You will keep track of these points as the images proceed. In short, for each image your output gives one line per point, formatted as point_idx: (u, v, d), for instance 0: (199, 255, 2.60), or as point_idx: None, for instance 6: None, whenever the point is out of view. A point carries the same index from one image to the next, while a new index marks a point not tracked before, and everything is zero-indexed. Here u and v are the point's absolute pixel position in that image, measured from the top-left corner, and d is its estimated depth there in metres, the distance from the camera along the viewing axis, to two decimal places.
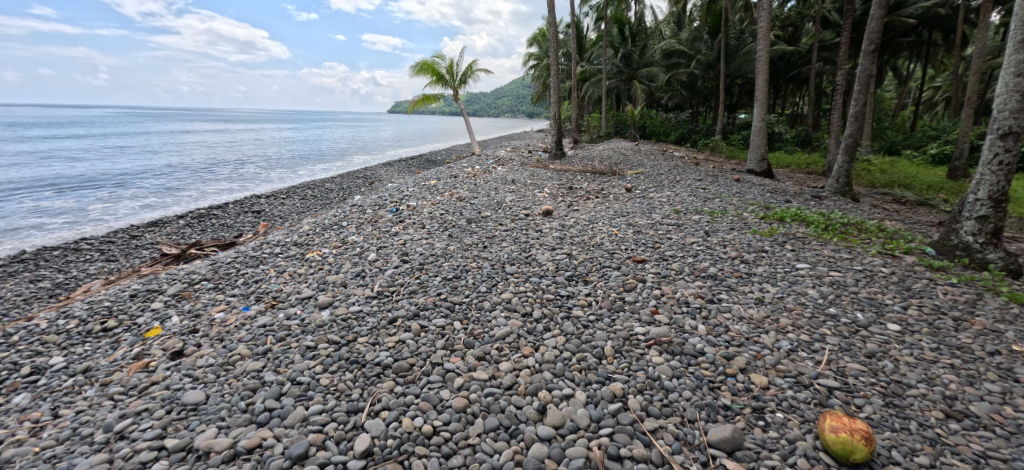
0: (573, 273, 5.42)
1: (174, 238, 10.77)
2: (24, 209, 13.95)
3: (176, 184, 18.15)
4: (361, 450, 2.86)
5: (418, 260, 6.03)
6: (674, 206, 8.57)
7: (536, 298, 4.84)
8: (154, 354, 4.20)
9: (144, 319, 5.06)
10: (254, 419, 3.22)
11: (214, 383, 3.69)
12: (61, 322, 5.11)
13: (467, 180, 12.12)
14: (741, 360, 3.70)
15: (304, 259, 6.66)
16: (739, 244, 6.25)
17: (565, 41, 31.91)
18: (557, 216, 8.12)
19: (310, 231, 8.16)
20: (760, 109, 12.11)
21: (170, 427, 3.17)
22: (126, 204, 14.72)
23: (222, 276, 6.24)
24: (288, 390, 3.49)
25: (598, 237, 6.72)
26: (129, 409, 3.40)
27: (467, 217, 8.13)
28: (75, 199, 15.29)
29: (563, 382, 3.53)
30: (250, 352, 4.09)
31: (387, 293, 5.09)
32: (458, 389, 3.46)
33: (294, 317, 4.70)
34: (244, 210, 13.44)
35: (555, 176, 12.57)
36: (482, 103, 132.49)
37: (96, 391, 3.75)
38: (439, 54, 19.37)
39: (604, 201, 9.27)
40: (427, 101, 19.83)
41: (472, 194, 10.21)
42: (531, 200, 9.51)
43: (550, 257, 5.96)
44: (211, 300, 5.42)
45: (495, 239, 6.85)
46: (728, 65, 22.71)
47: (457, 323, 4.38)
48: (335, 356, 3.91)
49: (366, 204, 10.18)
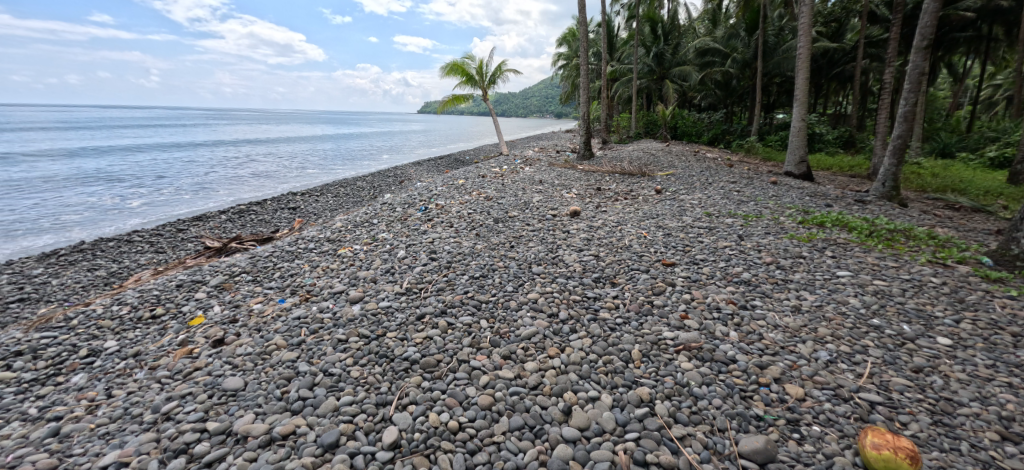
0: (600, 275, 5.37)
1: (216, 233, 11.32)
2: (78, 203, 14.90)
3: (217, 182, 19.07)
4: (389, 442, 2.92)
5: (446, 257, 6.13)
6: (706, 208, 8.34)
7: (562, 299, 4.82)
8: (198, 341, 4.44)
9: (189, 308, 5.35)
10: (288, 407, 3.33)
11: (252, 371, 3.85)
12: (115, 309, 5.45)
13: (495, 180, 12.22)
14: (775, 369, 3.58)
15: (336, 254, 6.87)
16: (775, 249, 6.03)
17: (596, 40, 31.51)
18: (585, 217, 8.06)
19: (343, 227, 8.43)
20: (800, 109, 11.61)
21: (211, 411, 3.33)
22: (173, 200, 15.58)
23: (260, 269, 6.51)
24: (321, 381, 3.60)
25: (627, 239, 6.62)
26: (175, 392, 3.60)
27: (494, 217, 8.19)
28: (130, 195, 16.34)
29: (589, 384, 3.51)
30: (285, 342, 4.26)
31: (416, 289, 5.19)
32: (483, 387, 3.49)
33: (327, 310, 4.86)
34: (281, 206, 14.02)
35: (583, 177, 12.49)
36: (512, 104, 132.97)
37: (146, 374, 3.98)
38: (468, 54, 19.55)
39: (633, 203, 9.15)
40: (456, 101, 19.99)
41: (499, 193, 10.30)
42: (559, 201, 9.48)
43: (577, 258, 5.91)
44: (250, 292, 5.67)
45: (522, 239, 6.86)
46: (767, 63, 21.84)
47: (484, 322, 4.42)
48: (365, 350, 4.02)
49: (397, 202, 10.42)
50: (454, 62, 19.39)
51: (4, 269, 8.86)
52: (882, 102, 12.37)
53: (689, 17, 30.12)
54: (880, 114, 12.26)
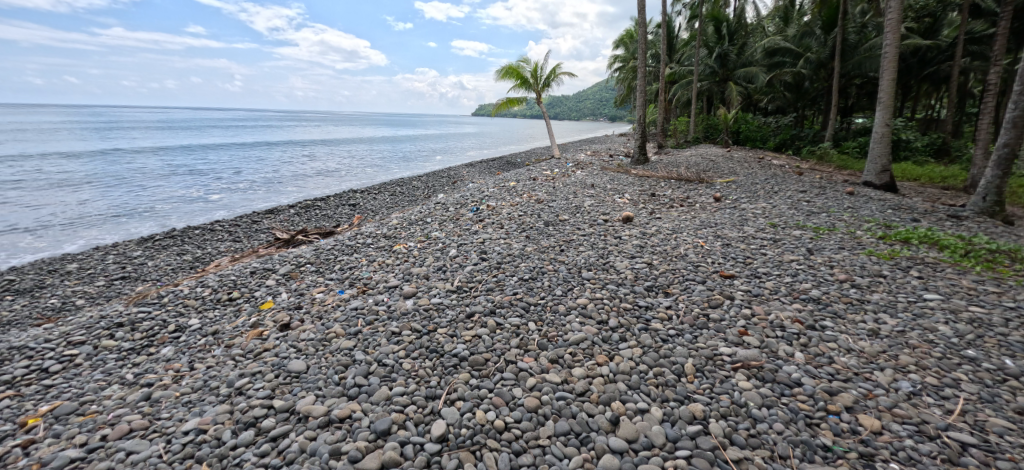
0: (653, 284, 5.20)
1: (285, 225, 12.19)
2: (171, 195, 16.63)
3: (288, 179, 20.54)
4: (437, 435, 3.00)
5: (496, 258, 6.20)
6: (770, 219, 7.85)
7: (612, 306, 4.72)
8: (267, 324, 4.80)
9: (261, 293, 5.80)
10: (346, 392, 3.51)
11: (314, 355, 4.10)
12: (199, 290, 6.02)
13: (546, 182, 12.23)
14: (846, 397, 3.29)
15: (392, 250, 7.17)
16: (850, 265, 5.54)
17: (655, 42, 30.62)
18: (637, 224, 7.85)
19: (399, 225, 8.78)
20: (883, 114, 10.62)
21: (278, 390, 3.59)
22: (249, 194, 16.97)
23: (323, 261, 6.94)
24: (375, 370, 3.77)
25: (682, 248, 6.37)
26: (247, 369, 3.90)
27: (545, 219, 8.18)
28: (213, 189, 17.99)
29: (638, 395, 3.41)
30: (344, 331, 4.49)
31: (466, 288, 5.30)
32: (530, 388, 3.49)
33: (382, 303, 5.09)
34: (342, 203, 14.85)
35: (637, 182, 12.19)
36: (566, 108, 132.36)
37: (223, 350, 4.36)
38: (524, 57, 19.69)
39: (689, 210, 8.79)
40: (510, 103, 20.18)
41: (550, 196, 10.28)
42: (611, 205, 9.30)
43: (629, 265, 5.77)
44: (314, 282, 6.06)
45: (572, 243, 6.80)
46: (845, 63, 20.17)
47: (532, 324, 4.42)
48: (416, 343, 4.15)
49: (450, 202, 10.70)
50: (510, 65, 19.62)
51: (110, 250, 10.06)
52: (984, 105, 11.02)
53: (758, 15, 28.49)
54: (981, 119, 10.93)
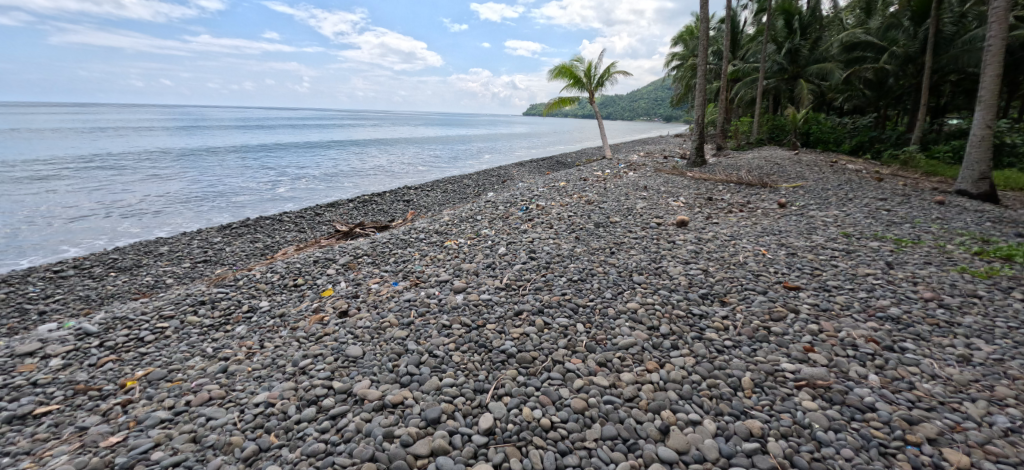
0: (709, 292, 4.98)
1: (344, 218, 12.87)
2: (245, 188, 18.06)
3: (348, 175, 21.65)
4: (484, 428, 3.05)
5: (545, 258, 6.19)
6: (844, 228, 7.25)
7: (664, 312, 4.57)
8: (328, 310, 5.10)
9: (322, 281, 6.17)
10: (398, 379, 3.66)
11: (369, 342, 4.31)
12: (268, 275, 6.51)
13: (597, 184, 12.04)
14: (930, 428, 2.98)
15: (443, 246, 7.36)
16: (938, 283, 5.00)
17: (717, 38, 29.17)
18: (693, 228, 7.54)
19: (450, 221, 9.00)
20: (984, 114, 9.50)
21: (337, 372, 3.80)
22: (314, 188, 18.07)
23: (379, 253, 7.26)
24: (426, 360, 3.90)
25: (742, 255, 6.04)
26: (310, 351, 4.17)
27: (595, 221, 8.06)
28: (282, 183, 19.33)
29: (690, 406, 3.28)
30: (397, 321, 4.68)
31: (514, 286, 5.33)
32: (577, 390, 3.46)
33: (433, 296, 5.24)
34: (397, 199, 15.44)
35: (693, 185, 11.70)
36: (620, 107, 129.47)
37: (289, 332, 4.69)
38: (578, 56, 19.46)
39: (750, 216, 8.32)
40: (562, 103, 20.04)
41: (601, 197, 10.11)
42: (664, 209, 9.00)
43: (683, 271, 5.55)
44: (370, 273, 6.36)
45: (623, 245, 6.66)
46: (938, 58, 18.17)
47: (580, 325, 4.38)
48: (466, 337, 4.24)
49: (500, 200, 10.81)
50: (563, 65, 19.47)
51: (195, 236, 11.11)
52: None
53: (836, 7, 26.38)
54: None
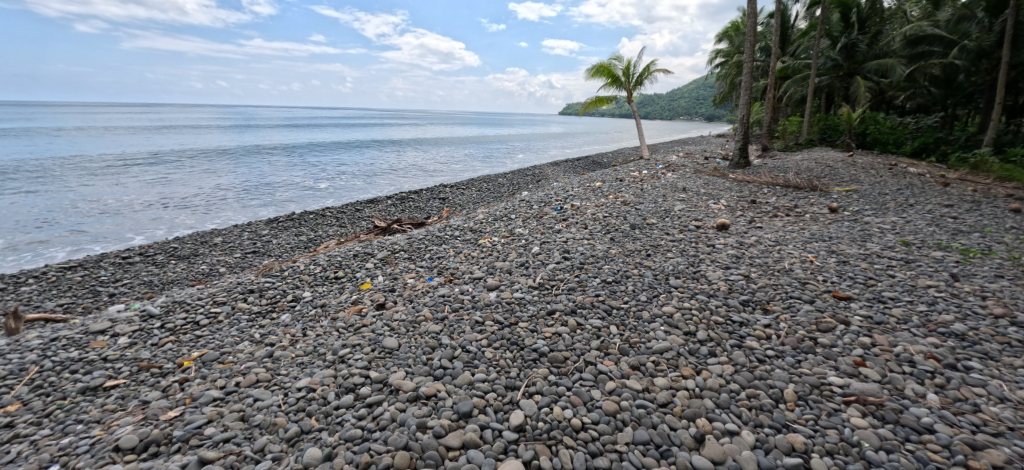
0: (750, 299, 4.79)
1: (383, 215, 13.26)
2: (291, 184, 18.94)
3: (387, 173, 22.27)
4: (515, 424, 3.07)
5: (578, 258, 6.14)
6: (902, 236, 6.76)
7: (702, 318, 4.43)
8: (366, 303, 5.28)
9: (361, 274, 6.39)
10: (432, 372, 3.74)
11: (405, 335, 4.42)
12: (311, 267, 6.82)
13: (633, 184, 11.82)
14: (997, 455, 2.73)
15: (477, 243, 7.44)
16: (1011, 298, 4.58)
17: (766, 33, 27.89)
18: (734, 232, 7.26)
19: (485, 220, 9.09)
20: None
21: (374, 362, 3.94)
22: (354, 185, 18.71)
23: (415, 249, 7.43)
24: (459, 355, 3.96)
25: (787, 262, 5.77)
26: (349, 341, 4.33)
27: (631, 222, 7.91)
28: (325, 180, 20.13)
29: (727, 416, 3.18)
30: (431, 316, 4.78)
31: (547, 285, 5.33)
32: (609, 392, 3.42)
33: (467, 293, 5.32)
34: (433, 196, 15.75)
35: (735, 187, 11.27)
36: (660, 107, 126.33)
37: (329, 322, 4.89)
38: (616, 55, 19.14)
39: (796, 221, 7.92)
40: (599, 103, 19.78)
41: (637, 198, 9.92)
42: (704, 211, 8.72)
43: (723, 276, 5.37)
44: (406, 268, 6.52)
45: (660, 248, 6.50)
46: (1017, 51, 16.62)
47: (614, 328, 4.32)
48: (498, 334, 4.29)
49: (534, 199, 10.82)
50: (601, 64, 19.20)
51: (245, 228, 11.77)
52: None
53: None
54: None
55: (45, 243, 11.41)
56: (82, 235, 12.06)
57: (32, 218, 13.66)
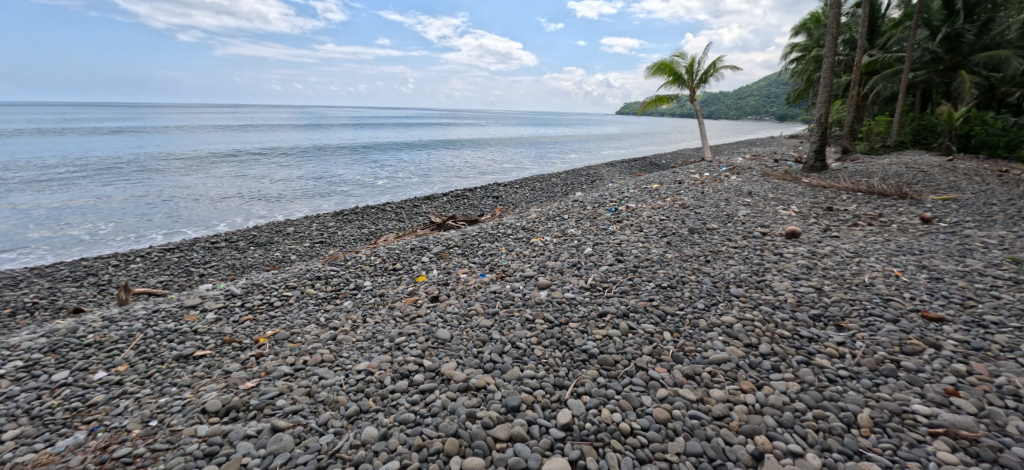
0: (821, 313, 4.44)
1: (439, 211, 13.69)
2: (355, 180, 20.04)
3: (444, 172, 22.93)
4: (563, 423, 3.07)
5: (632, 261, 6.00)
6: (1012, 253, 5.93)
7: (765, 330, 4.18)
8: (421, 294, 5.50)
9: (417, 267, 6.66)
10: (482, 365, 3.82)
11: (457, 327, 4.55)
12: (372, 258, 7.20)
13: (694, 187, 11.33)
14: None
15: (529, 242, 7.49)
16: None
17: (851, 24, 25.55)
18: (805, 240, 6.74)
19: (537, 219, 9.11)
20: None
21: (428, 351, 4.09)
22: (412, 183, 19.45)
23: (468, 245, 7.62)
24: (509, 350, 4.02)
25: (867, 276, 5.27)
26: (404, 329, 4.53)
27: (690, 226, 7.60)
28: (386, 177, 21.11)
29: (790, 436, 2.98)
30: (483, 310, 4.89)
31: (599, 287, 5.26)
32: (661, 400, 3.32)
33: (518, 290, 5.38)
34: (487, 194, 16.02)
35: (808, 192, 10.45)
36: (727, 106, 119.67)
37: (387, 310, 5.15)
38: (679, 52, 18.39)
39: (879, 231, 7.21)
40: (659, 102, 19.13)
41: (697, 202, 9.50)
42: (771, 217, 8.18)
43: (791, 287, 5.01)
44: (460, 263, 6.70)
45: (721, 254, 6.19)
46: None
47: (668, 334, 4.19)
48: (548, 333, 4.30)
49: (588, 200, 10.69)
50: (663, 61, 18.54)
51: (314, 219, 12.64)
52: None
53: None
54: None
55: (148, 227, 12.92)
56: (176, 221, 13.52)
57: (138, 205, 15.52)
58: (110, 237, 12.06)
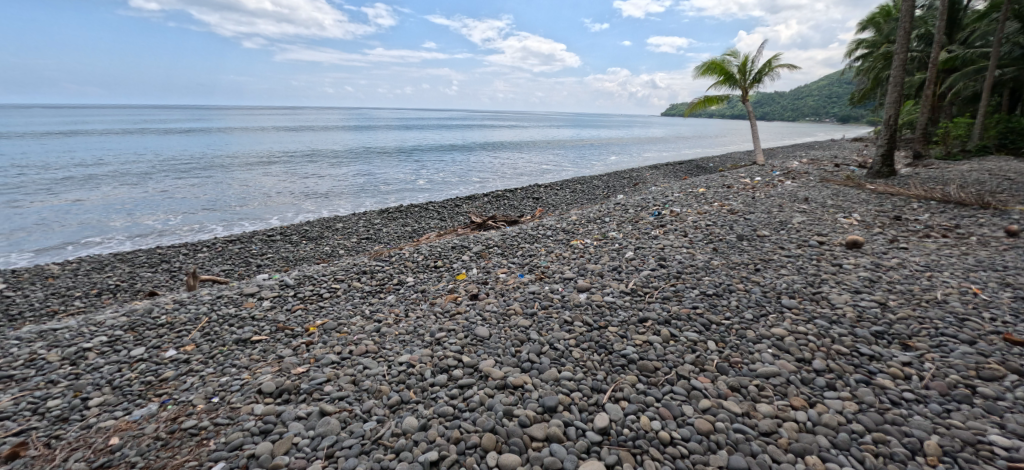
0: (884, 330, 4.12)
1: (479, 211, 13.87)
2: (400, 180, 20.67)
3: (485, 173, 23.20)
4: (600, 427, 3.04)
5: (676, 267, 5.82)
6: None
7: (819, 345, 3.94)
8: (461, 292, 5.60)
9: (457, 265, 6.79)
10: (519, 364, 3.84)
11: (495, 326, 4.60)
12: (414, 255, 7.41)
13: (743, 192, 10.84)
14: None
15: (569, 244, 7.44)
16: None
17: (927, 18, 23.50)
18: (868, 251, 6.28)
19: (578, 221, 9.03)
20: None
21: (467, 348, 4.16)
22: (454, 183, 19.81)
23: (508, 245, 7.67)
24: (547, 351, 4.02)
25: (940, 292, 4.83)
26: (444, 325, 4.63)
27: (739, 233, 7.27)
28: (429, 177, 21.63)
29: (845, 458, 2.79)
30: (521, 310, 4.91)
31: (640, 292, 5.14)
32: (703, 411, 3.21)
33: (556, 292, 5.36)
34: (528, 195, 16.06)
35: (872, 200, 9.73)
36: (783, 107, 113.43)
37: (428, 306, 5.28)
38: (731, 51, 17.64)
39: (954, 244, 6.60)
40: (708, 103, 18.44)
41: (747, 208, 9.08)
42: (829, 226, 7.67)
43: (850, 300, 4.69)
44: (499, 263, 6.77)
45: (772, 263, 5.89)
46: None
47: (712, 343, 4.04)
48: (587, 336, 4.26)
49: (630, 203, 10.47)
50: (713, 61, 17.85)
51: (361, 216, 13.17)
52: None
53: None
54: None
55: (212, 220, 13.93)
56: (237, 214, 14.49)
57: (205, 199, 16.77)
58: (180, 227, 13.10)
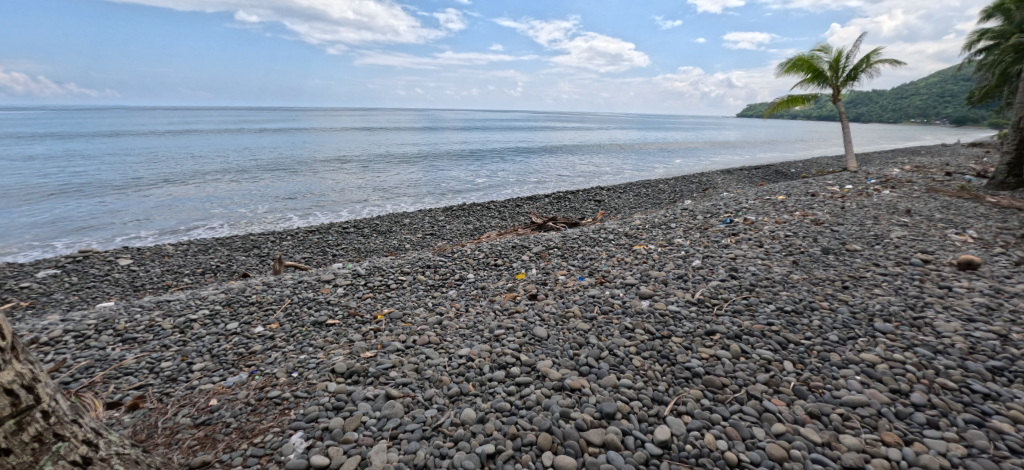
0: (1004, 366, 3.56)
1: (539, 212, 13.90)
2: (464, 179, 21.26)
3: (547, 175, 23.19)
4: (660, 440, 2.93)
5: (749, 279, 5.45)
6: None
7: (919, 376, 3.49)
8: (520, 291, 5.65)
9: (517, 265, 6.85)
10: (578, 368, 3.80)
11: (554, 327, 4.59)
12: (476, 252, 7.59)
13: (830, 201, 9.89)
14: None
15: (632, 249, 7.23)
16: None
17: None
18: (985, 273, 5.46)
19: (642, 226, 8.75)
20: None
21: (524, 347, 4.19)
22: (516, 184, 20.01)
23: (568, 247, 7.62)
24: (606, 356, 3.94)
25: None
26: (503, 323, 4.69)
27: (824, 246, 6.65)
28: (492, 177, 22.04)
29: None
30: (580, 314, 4.85)
31: (708, 303, 4.88)
32: (777, 435, 2.98)
33: (617, 297, 5.23)
34: (589, 198, 15.81)
35: (992, 214, 8.45)
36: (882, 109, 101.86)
37: (488, 303, 5.38)
38: (823, 46, 16.15)
39: None
40: (792, 103, 17.03)
41: (834, 218, 8.27)
42: (936, 242, 6.77)
43: (960, 329, 4.11)
44: (559, 264, 6.74)
45: (863, 281, 5.31)
46: None
47: (789, 364, 3.73)
48: (648, 344, 4.11)
49: (699, 209, 9.95)
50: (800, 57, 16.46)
51: (426, 212, 13.73)
52: None
53: None
54: None
55: (296, 211, 15.21)
56: (317, 207, 15.69)
57: (290, 192, 18.33)
58: (268, 217, 14.44)
